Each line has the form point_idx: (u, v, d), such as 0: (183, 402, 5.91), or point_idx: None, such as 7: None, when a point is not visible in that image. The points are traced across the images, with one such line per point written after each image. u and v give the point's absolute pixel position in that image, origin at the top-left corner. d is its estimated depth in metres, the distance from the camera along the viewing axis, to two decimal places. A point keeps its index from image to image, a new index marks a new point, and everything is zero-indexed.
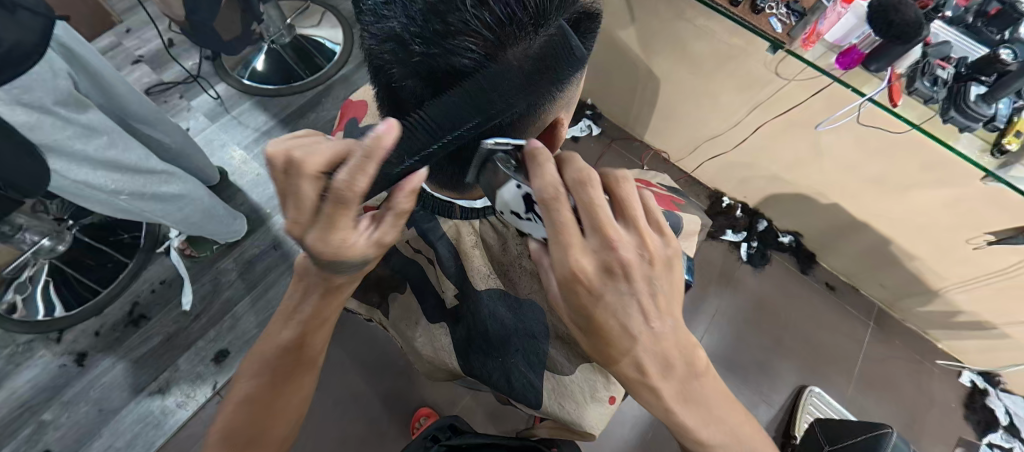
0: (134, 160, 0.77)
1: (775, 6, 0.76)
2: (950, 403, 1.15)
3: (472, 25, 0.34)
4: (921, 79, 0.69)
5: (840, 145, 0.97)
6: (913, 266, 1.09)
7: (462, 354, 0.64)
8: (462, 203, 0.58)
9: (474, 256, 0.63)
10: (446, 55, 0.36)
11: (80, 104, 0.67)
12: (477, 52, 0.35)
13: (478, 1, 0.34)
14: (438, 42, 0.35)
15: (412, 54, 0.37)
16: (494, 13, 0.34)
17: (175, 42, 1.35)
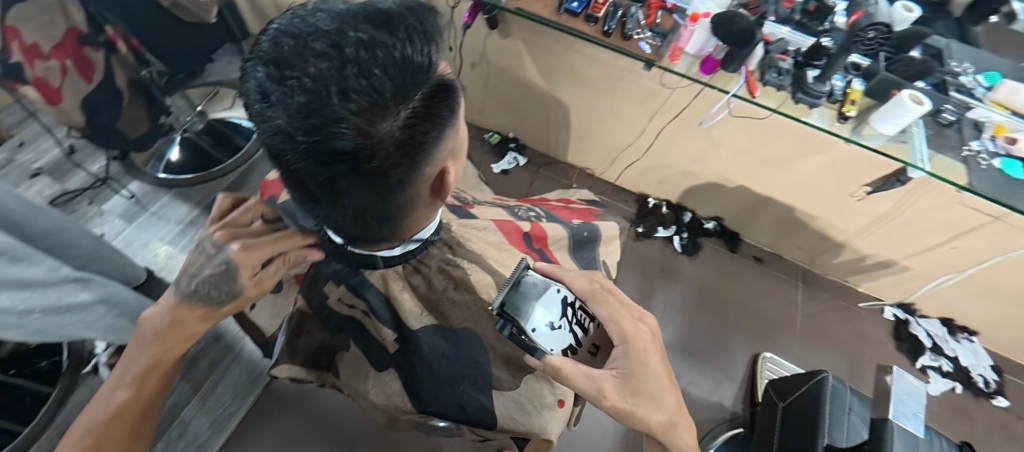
0: (41, 273, 0.74)
1: (641, 32, 0.86)
2: (882, 339, 1.28)
3: (343, 114, 0.31)
4: (769, 72, 0.83)
5: (730, 134, 1.10)
6: (818, 225, 1.23)
7: (413, 395, 0.61)
8: (382, 252, 0.55)
9: (403, 298, 0.59)
10: (326, 141, 0.32)
11: None
12: (355, 136, 0.32)
13: (340, 91, 0.31)
14: (315, 132, 0.32)
15: (296, 144, 0.33)
16: (360, 99, 0.31)
17: (77, 148, 1.30)
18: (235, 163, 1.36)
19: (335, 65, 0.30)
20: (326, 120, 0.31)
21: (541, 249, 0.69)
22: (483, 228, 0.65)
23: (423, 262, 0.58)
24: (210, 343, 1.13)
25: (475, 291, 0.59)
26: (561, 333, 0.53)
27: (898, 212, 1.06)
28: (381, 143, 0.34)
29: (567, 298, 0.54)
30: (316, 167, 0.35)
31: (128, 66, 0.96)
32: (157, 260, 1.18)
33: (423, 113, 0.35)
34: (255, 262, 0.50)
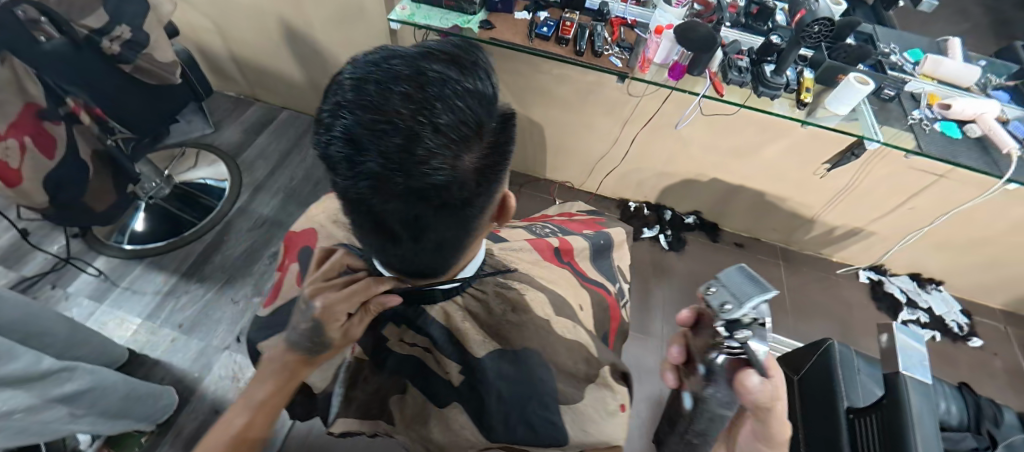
0: (22, 368, 0.67)
1: (609, 48, 0.92)
2: (865, 301, 1.36)
3: (436, 149, 0.28)
4: (732, 71, 0.90)
5: (700, 131, 1.17)
6: (789, 206, 1.32)
7: (484, 428, 0.48)
8: (441, 285, 0.46)
9: (466, 329, 0.48)
10: (418, 182, 0.29)
11: None
12: (447, 172, 0.29)
13: (432, 126, 0.28)
14: (406, 174, 0.28)
15: (387, 189, 0.29)
16: (451, 131, 0.28)
17: (31, 230, 1.21)
18: (209, 224, 1.30)
19: (423, 103, 0.27)
20: (418, 162, 0.28)
21: (571, 261, 0.66)
22: (519, 249, 0.60)
23: (480, 289, 0.49)
24: (209, 418, 1.03)
25: (532, 310, 0.50)
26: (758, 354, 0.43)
27: (857, 183, 1.16)
28: (470, 178, 0.31)
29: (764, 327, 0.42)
30: (398, 216, 0.31)
31: (92, 136, 0.93)
32: (137, 338, 1.10)
33: (502, 141, 0.32)
34: (336, 318, 0.43)
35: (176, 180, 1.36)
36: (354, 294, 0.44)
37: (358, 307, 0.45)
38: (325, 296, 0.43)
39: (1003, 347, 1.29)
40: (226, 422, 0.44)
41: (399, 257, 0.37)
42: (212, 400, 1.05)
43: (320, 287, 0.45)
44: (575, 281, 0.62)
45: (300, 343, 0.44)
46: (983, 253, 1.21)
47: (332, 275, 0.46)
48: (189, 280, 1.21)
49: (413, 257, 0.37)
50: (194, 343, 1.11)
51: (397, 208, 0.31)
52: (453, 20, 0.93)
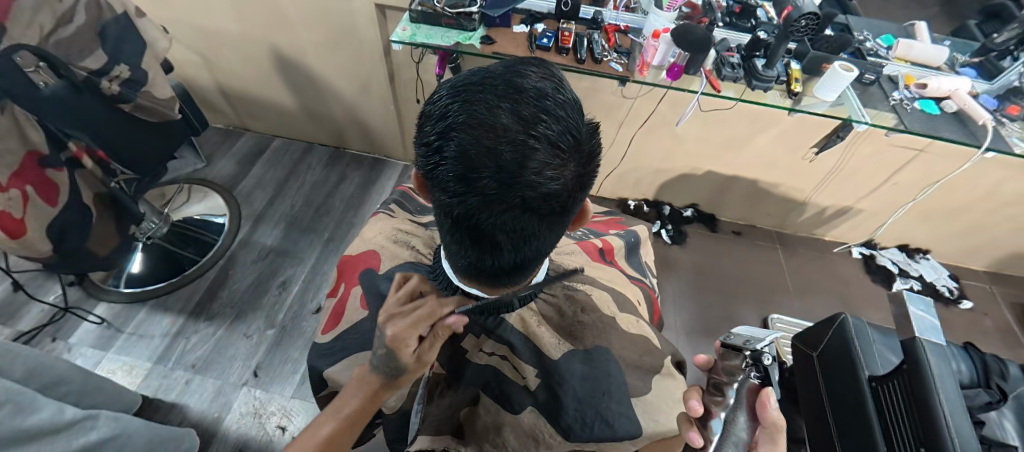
0: (46, 418, 0.65)
1: (608, 54, 0.95)
2: (861, 275, 1.42)
3: (550, 161, 0.29)
4: (725, 68, 0.95)
5: (695, 127, 1.21)
6: (782, 191, 1.37)
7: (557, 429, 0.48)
8: (521, 291, 0.49)
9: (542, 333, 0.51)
10: (533, 193, 0.30)
11: None
12: (559, 180, 0.30)
13: (545, 138, 0.29)
14: (523, 187, 0.30)
15: (501, 202, 0.31)
16: (561, 142, 0.30)
17: (22, 283, 1.16)
18: (211, 260, 1.27)
19: (533, 118, 0.29)
20: (532, 174, 0.29)
21: (613, 260, 0.68)
22: (572, 252, 0.63)
23: (551, 293, 0.53)
24: None
25: (600, 309, 0.54)
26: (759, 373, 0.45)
27: (844, 164, 1.23)
28: (575, 184, 0.32)
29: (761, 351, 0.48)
30: (508, 227, 0.33)
31: (94, 180, 0.91)
32: (149, 384, 1.07)
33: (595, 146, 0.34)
34: (409, 343, 0.42)
35: (172, 218, 1.33)
36: (421, 318, 0.43)
37: (426, 331, 0.44)
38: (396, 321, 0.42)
39: (991, 306, 1.36)
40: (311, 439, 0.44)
41: (497, 268, 0.38)
42: (236, 439, 1.01)
43: (393, 310, 0.44)
44: (623, 277, 0.65)
45: (381, 368, 0.44)
46: (963, 220, 1.29)
47: (405, 299, 0.45)
48: (197, 319, 1.18)
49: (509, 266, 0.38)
50: (209, 382, 1.08)
51: (508, 220, 0.32)
52: (454, 37, 0.95)
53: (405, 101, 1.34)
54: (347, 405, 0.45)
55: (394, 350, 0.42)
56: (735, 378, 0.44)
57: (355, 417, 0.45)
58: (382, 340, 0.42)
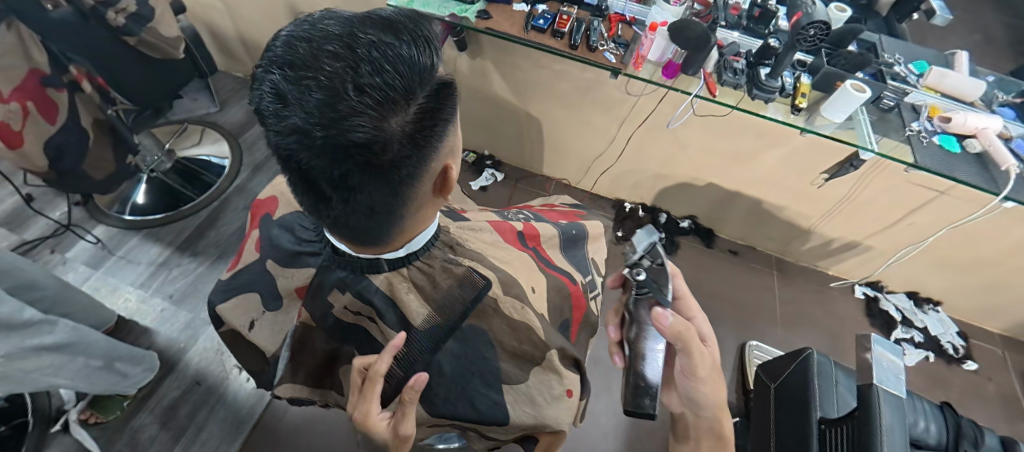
0: (7, 312, 0.69)
1: (604, 44, 0.90)
2: (857, 316, 1.33)
3: (360, 107, 0.32)
4: (726, 72, 0.87)
5: (695, 134, 1.15)
6: (785, 215, 1.29)
7: (424, 398, 0.52)
8: (387, 254, 0.48)
9: (411, 303, 0.50)
10: (343, 134, 0.32)
11: None
12: (368, 128, 0.32)
13: (357, 86, 0.31)
14: (333, 125, 0.32)
15: (313, 139, 0.33)
16: (375, 92, 0.32)
17: (35, 196, 1.25)
18: (207, 201, 1.32)
19: (350, 62, 0.31)
20: (341, 114, 0.32)
21: (536, 247, 0.67)
22: (478, 229, 0.61)
23: (427, 263, 0.51)
24: (190, 388, 1.06)
25: (481, 287, 0.52)
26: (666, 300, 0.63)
27: (856, 194, 1.13)
28: (396, 136, 0.34)
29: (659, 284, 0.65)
30: (329, 168, 0.34)
31: (93, 105, 0.94)
32: (128, 307, 1.13)
33: (432, 107, 0.35)
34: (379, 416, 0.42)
35: (178, 155, 1.38)
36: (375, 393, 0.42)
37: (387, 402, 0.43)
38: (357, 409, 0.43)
39: (999, 372, 1.26)
40: None
41: (341, 217, 0.40)
42: (196, 372, 1.08)
43: (355, 401, 0.44)
44: (533, 265, 0.63)
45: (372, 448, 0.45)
46: (981, 275, 1.18)
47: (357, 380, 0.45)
48: (182, 253, 1.23)
49: (344, 216, 0.39)
50: (183, 313, 1.14)
51: (323, 160, 0.34)
52: (451, 8, 0.93)
53: None
54: None
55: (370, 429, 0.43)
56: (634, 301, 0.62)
57: None
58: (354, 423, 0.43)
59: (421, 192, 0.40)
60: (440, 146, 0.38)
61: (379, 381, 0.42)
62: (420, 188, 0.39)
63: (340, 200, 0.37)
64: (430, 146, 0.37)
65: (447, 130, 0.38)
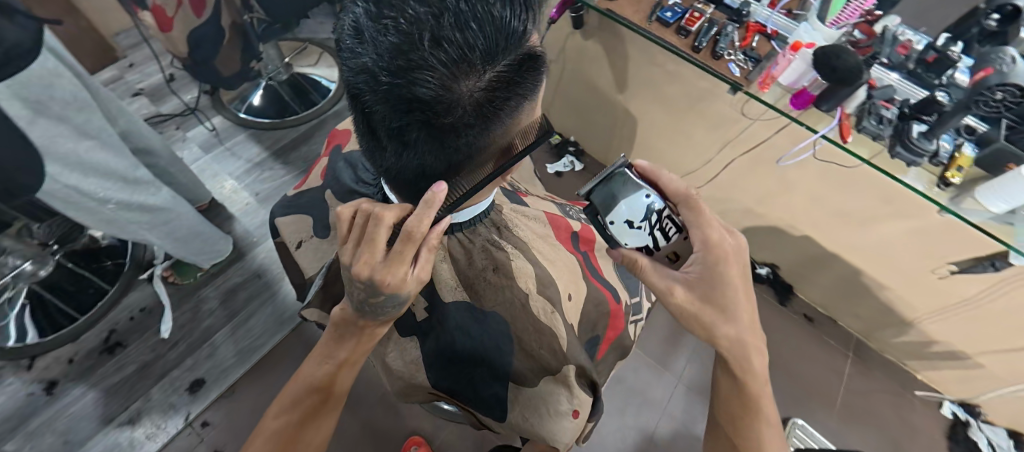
0: (123, 167, 0.82)
1: (733, 53, 0.80)
2: (935, 435, 1.14)
3: (431, 61, 0.30)
4: (868, 118, 0.72)
5: (805, 178, 1.02)
6: (885, 297, 1.11)
7: (433, 368, 0.54)
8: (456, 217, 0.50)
9: (440, 270, 0.52)
10: (410, 86, 0.31)
11: (80, 130, 0.72)
12: (436, 86, 0.31)
13: (435, 38, 0.30)
14: (402, 74, 0.31)
15: (381, 83, 0.32)
16: (452, 48, 0.30)
17: (176, 77, 1.42)
18: (307, 117, 1.42)
19: (435, 10, 0.29)
20: (414, 63, 0.30)
21: (587, 251, 0.63)
22: (533, 217, 0.59)
23: (468, 238, 0.52)
24: (251, 279, 1.17)
25: (514, 278, 0.51)
26: (641, 232, 0.52)
27: (987, 301, 0.93)
28: (465, 98, 0.32)
29: (655, 206, 0.51)
30: (389, 115, 0.34)
31: (233, 8, 1.02)
32: (222, 193, 1.28)
33: (510, 78, 0.33)
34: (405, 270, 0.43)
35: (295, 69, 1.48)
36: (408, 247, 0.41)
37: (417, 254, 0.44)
38: (383, 268, 0.42)
39: None
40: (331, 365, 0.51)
41: (391, 162, 0.40)
42: (258, 266, 1.19)
43: (381, 262, 0.41)
44: (578, 270, 0.59)
45: (380, 309, 0.45)
46: None
47: (372, 237, 0.41)
48: (276, 159, 1.35)
49: (398, 165, 0.39)
50: (262, 212, 1.25)
51: (386, 108, 0.33)
52: None
53: None
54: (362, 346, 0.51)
55: (398, 288, 0.43)
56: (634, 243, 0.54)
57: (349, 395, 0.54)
58: (377, 284, 0.42)
59: (477, 162, 0.39)
60: (505, 120, 0.36)
61: (416, 237, 0.41)
62: (475, 156, 0.38)
63: (396, 150, 0.37)
64: (495, 119, 0.35)
65: (517, 106, 0.35)
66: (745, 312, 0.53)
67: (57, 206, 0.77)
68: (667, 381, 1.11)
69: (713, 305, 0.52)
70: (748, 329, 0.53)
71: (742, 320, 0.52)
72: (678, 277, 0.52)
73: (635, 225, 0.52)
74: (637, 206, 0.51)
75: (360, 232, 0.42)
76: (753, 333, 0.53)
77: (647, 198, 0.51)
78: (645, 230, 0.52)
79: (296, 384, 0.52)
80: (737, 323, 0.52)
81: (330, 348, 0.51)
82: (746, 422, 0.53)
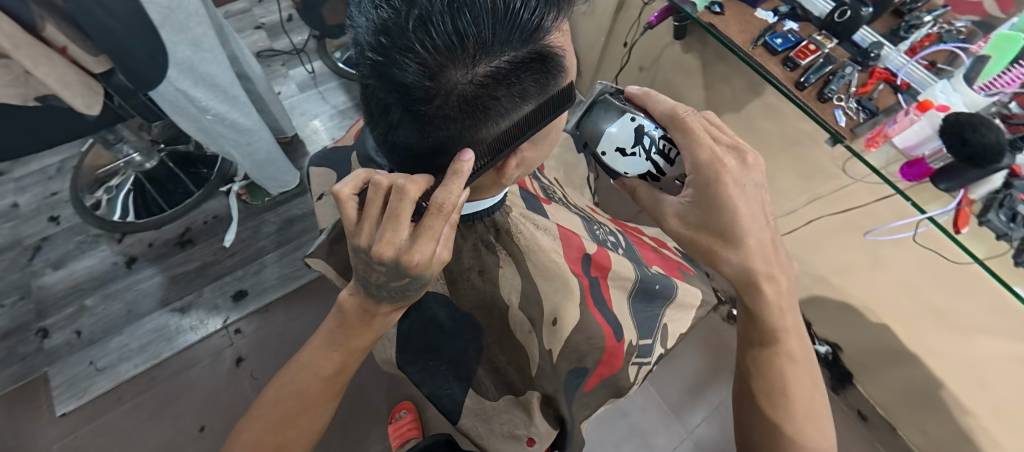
0: (226, 83, 0.90)
1: (843, 98, 0.66)
2: None
3: (412, 44, 0.30)
4: (998, 211, 0.59)
5: (901, 261, 0.87)
6: (964, 423, 0.93)
7: (404, 345, 0.56)
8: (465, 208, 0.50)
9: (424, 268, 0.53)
10: (391, 66, 0.31)
11: (196, 47, 0.81)
12: (414, 70, 0.31)
13: (420, 21, 0.29)
14: (386, 53, 0.31)
15: (369, 59, 0.33)
16: (434, 33, 0.29)
17: (292, 19, 1.54)
18: None
19: None
20: (397, 42, 0.30)
21: (598, 278, 0.59)
22: (543, 229, 0.56)
23: (466, 232, 0.52)
24: (308, 214, 1.27)
25: (498, 288, 0.53)
26: (637, 159, 0.45)
27: None
28: (448, 88, 0.31)
29: (646, 129, 0.44)
30: (378, 92, 0.34)
31: None
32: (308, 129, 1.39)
33: (501, 75, 0.32)
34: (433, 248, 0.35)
35: None
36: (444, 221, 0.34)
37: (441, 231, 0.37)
38: (412, 249, 0.33)
39: None
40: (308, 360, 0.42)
41: (385, 143, 0.40)
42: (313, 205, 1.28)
43: (406, 242, 0.33)
44: (575, 297, 0.54)
45: (393, 296, 0.38)
46: None
47: (396, 213, 0.32)
48: (358, 111, 1.43)
49: (392, 148, 0.40)
50: None
51: (374, 84, 0.34)
52: None
53: (614, 43, 1.26)
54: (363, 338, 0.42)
55: (423, 270, 0.36)
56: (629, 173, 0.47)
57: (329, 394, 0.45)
58: (402, 268, 0.34)
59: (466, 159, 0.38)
60: (492, 119, 0.34)
61: (451, 210, 0.33)
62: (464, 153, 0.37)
63: (387, 131, 0.38)
64: (480, 115, 0.33)
65: (507, 106, 0.34)
66: (758, 241, 0.44)
67: (165, 108, 0.85)
68: (674, 431, 1.03)
69: (710, 240, 0.44)
70: (761, 259, 0.44)
71: (754, 252, 0.44)
72: (672, 202, 0.45)
73: (627, 154, 0.45)
74: (626, 129, 0.45)
75: (373, 208, 0.33)
76: (768, 266, 0.45)
77: (633, 120, 0.45)
78: (643, 156, 0.45)
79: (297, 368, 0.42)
80: (749, 255, 0.44)
81: (344, 333, 0.41)
82: (771, 361, 0.48)
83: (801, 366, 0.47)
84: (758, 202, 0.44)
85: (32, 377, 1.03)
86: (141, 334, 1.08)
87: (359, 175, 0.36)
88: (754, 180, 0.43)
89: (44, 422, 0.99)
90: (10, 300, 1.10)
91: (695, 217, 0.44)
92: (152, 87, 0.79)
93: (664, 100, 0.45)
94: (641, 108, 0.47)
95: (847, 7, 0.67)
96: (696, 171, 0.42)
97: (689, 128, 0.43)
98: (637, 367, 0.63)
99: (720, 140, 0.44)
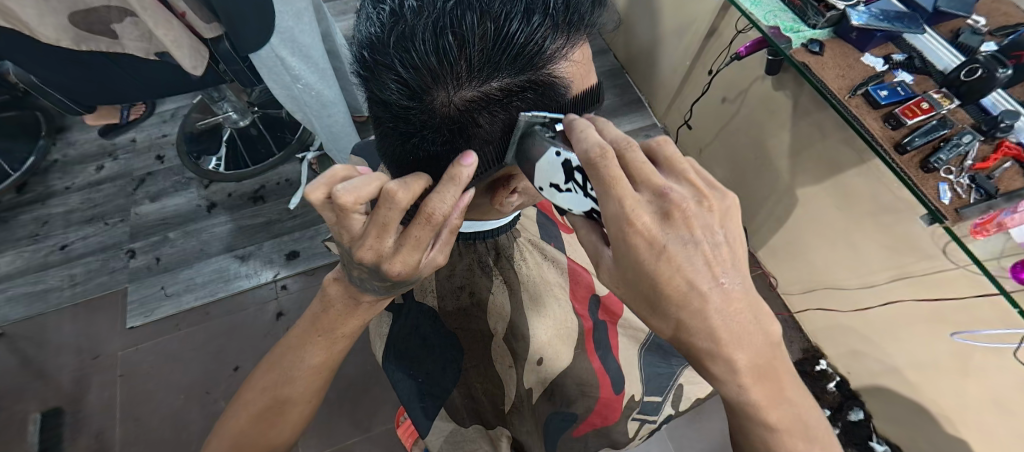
0: (315, 55, 0.96)
1: (953, 171, 0.53)
2: None
3: (395, 66, 0.35)
4: None
5: (998, 374, 0.73)
6: None
7: (407, 347, 0.55)
8: (480, 225, 0.53)
9: (427, 279, 0.54)
10: (380, 82, 0.37)
11: (297, 17, 0.87)
12: (396, 88, 0.36)
13: (403, 47, 0.35)
14: (374, 72, 0.37)
15: (364, 76, 0.39)
16: (415, 59, 0.34)
17: None
18: None
19: (412, 23, 0.34)
20: (383, 63, 0.36)
21: (606, 323, 0.64)
22: (550, 261, 0.60)
23: (463, 248, 0.55)
24: None
25: (486, 313, 0.54)
26: (575, 198, 0.33)
27: None
28: (423, 106, 0.37)
29: (572, 167, 0.32)
30: (375, 104, 0.40)
31: None
32: None
33: (482, 100, 0.36)
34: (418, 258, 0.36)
35: None
36: (433, 229, 0.34)
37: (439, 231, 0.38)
38: (399, 255, 0.34)
39: None
40: (302, 353, 0.44)
41: (383, 153, 0.46)
42: None
43: (389, 249, 0.34)
44: (574, 330, 0.59)
45: (377, 290, 0.40)
46: None
47: (381, 225, 0.32)
48: None
49: (388, 157, 0.46)
50: None
51: (371, 97, 0.40)
52: (782, 20, 0.70)
53: (699, 69, 1.18)
54: (345, 326, 0.44)
55: (409, 274, 0.37)
56: (574, 212, 0.35)
57: (326, 374, 0.47)
58: (386, 274, 0.36)
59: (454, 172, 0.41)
60: (474, 139, 0.38)
61: (439, 220, 0.33)
62: (439, 167, 0.41)
63: (385, 139, 0.43)
64: (460, 134, 0.38)
65: (492, 129, 0.38)
66: (698, 313, 0.30)
67: (263, 75, 0.92)
68: None
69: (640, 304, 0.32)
70: (707, 340, 0.31)
71: (694, 330, 0.31)
72: (602, 256, 0.34)
73: (561, 190, 0.33)
74: (552, 167, 0.33)
75: (353, 217, 0.33)
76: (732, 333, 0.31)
77: (557, 152, 0.33)
78: (579, 193, 0.33)
79: (284, 354, 0.45)
80: (687, 333, 0.31)
81: (328, 321, 0.44)
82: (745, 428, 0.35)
83: (793, 434, 0.33)
84: (700, 265, 0.30)
85: (115, 290, 1.19)
86: (205, 272, 1.20)
87: (327, 178, 0.34)
88: (684, 237, 0.30)
89: (117, 331, 1.14)
90: (112, 221, 1.28)
91: (619, 274, 0.32)
92: (256, 51, 0.84)
93: (603, 131, 0.32)
94: (570, 138, 0.33)
95: (977, 65, 0.53)
96: (616, 232, 0.30)
97: (607, 164, 0.29)
98: (640, 424, 0.69)
99: (648, 185, 0.30)
